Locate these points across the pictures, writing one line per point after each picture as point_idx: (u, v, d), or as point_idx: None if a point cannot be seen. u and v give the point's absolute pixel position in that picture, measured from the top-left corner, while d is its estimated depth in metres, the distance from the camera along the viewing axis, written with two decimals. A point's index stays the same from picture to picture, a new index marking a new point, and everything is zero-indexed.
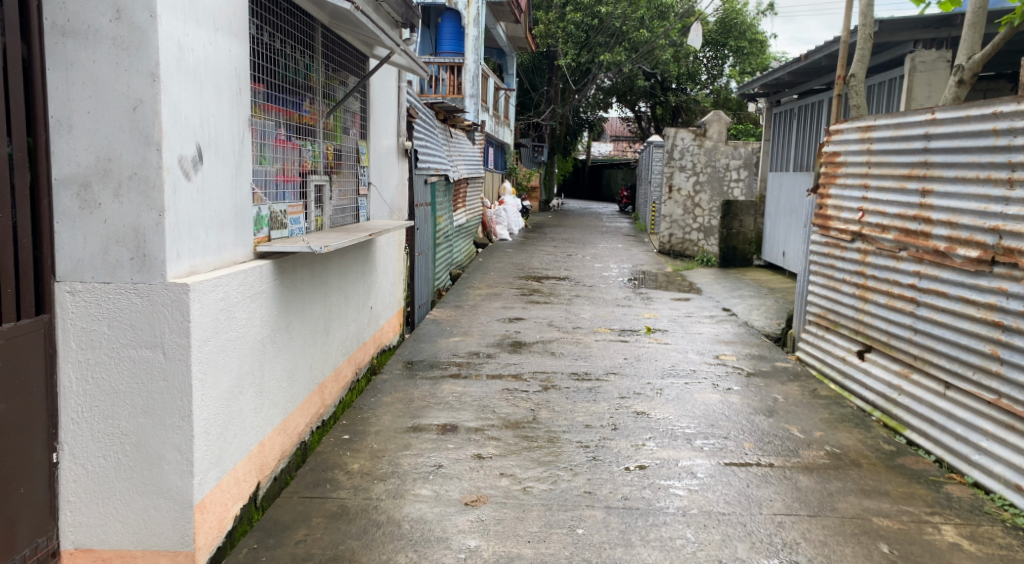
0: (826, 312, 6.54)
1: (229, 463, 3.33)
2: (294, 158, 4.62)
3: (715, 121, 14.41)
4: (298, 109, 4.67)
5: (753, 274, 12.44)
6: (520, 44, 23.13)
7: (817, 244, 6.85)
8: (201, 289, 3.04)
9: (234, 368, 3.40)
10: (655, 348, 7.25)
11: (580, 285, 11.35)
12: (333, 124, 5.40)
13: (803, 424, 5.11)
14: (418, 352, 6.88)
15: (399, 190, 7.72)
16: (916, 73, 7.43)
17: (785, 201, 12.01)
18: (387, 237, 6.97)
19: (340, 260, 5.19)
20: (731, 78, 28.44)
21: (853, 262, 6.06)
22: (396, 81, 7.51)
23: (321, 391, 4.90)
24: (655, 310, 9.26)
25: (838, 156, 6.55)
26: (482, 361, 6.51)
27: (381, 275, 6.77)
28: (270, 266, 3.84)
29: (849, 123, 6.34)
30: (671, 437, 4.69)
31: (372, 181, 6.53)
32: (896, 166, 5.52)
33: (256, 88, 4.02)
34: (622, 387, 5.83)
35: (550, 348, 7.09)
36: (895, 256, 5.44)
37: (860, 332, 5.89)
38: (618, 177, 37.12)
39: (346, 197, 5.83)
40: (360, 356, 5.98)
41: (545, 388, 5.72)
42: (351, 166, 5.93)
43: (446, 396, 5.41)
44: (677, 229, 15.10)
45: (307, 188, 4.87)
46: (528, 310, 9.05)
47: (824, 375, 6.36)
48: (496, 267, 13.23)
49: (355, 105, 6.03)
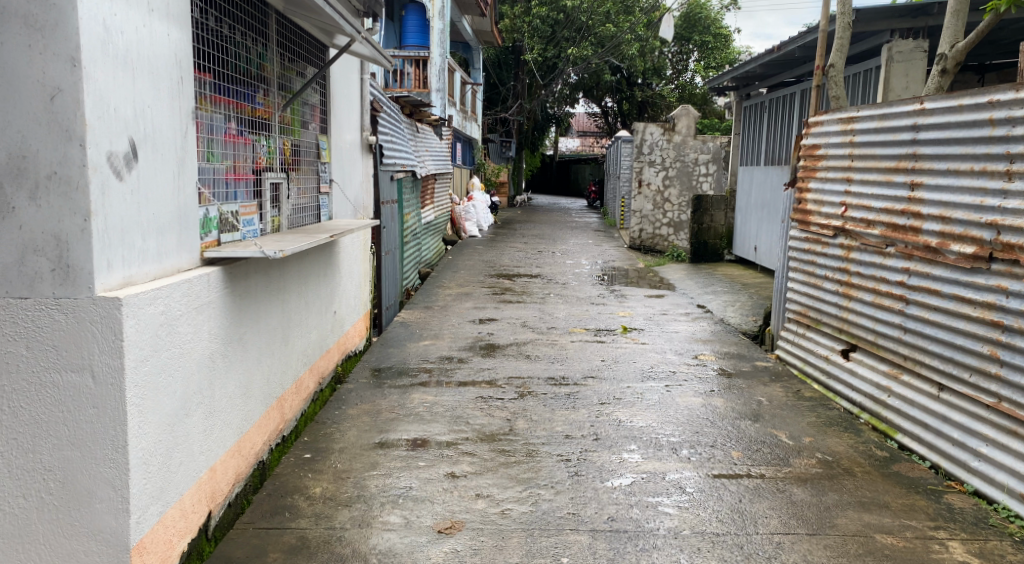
0: (807, 310, 6.33)
1: (172, 495, 3.00)
2: (247, 154, 4.27)
3: (683, 115, 14.22)
4: (252, 102, 4.32)
5: (725, 269, 12.26)
6: (486, 38, 22.82)
7: (797, 240, 6.63)
8: (136, 303, 2.70)
9: (177, 390, 3.06)
10: (632, 349, 6.99)
11: (551, 283, 11.08)
12: (290, 118, 5.05)
13: (791, 429, 4.86)
14: (385, 357, 6.54)
15: (363, 188, 7.38)
16: (893, 63, 7.23)
17: (757, 195, 11.84)
18: (351, 237, 6.63)
19: (298, 264, 4.85)
20: (697, 72, 28.41)
21: (836, 258, 5.84)
22: (358, 73, 7.17)
23: (279, 403, 4.56)
24: (630, 308, 9.01)
25: (818, 148, 6.33)
26: (453, 367, 6.20)
27: (345, 277, 6.43)
28: (218, 274, 3.52)
29: (830, 114, 6.13)
30: (656, 448, 4.43)
31: (334, 177, 6.18)
32: (881, 158, 5.31)
33: (204, 78, 3.67)
34: (601, 392, 5.55)
35: (524, 351, 6.79)
36: (882, 252, 5.22)
37: (844, 331, 5.67)
38: (586, 173, 36.99)
39: (306, 195, 5.50)
40: (322, 364, 5.65)
41: (520, 395, 5.43)
42: (310, 162, 5.59)
43: (415, 407, 5.08)
44: (647, 224, 14.81)
45: (263, 186, 4.53)
46: (500, 310, 8.75)
47: (806, 374, 6.15)
48: (465, 264, 12.91)
49: (315, 97, 5.68)
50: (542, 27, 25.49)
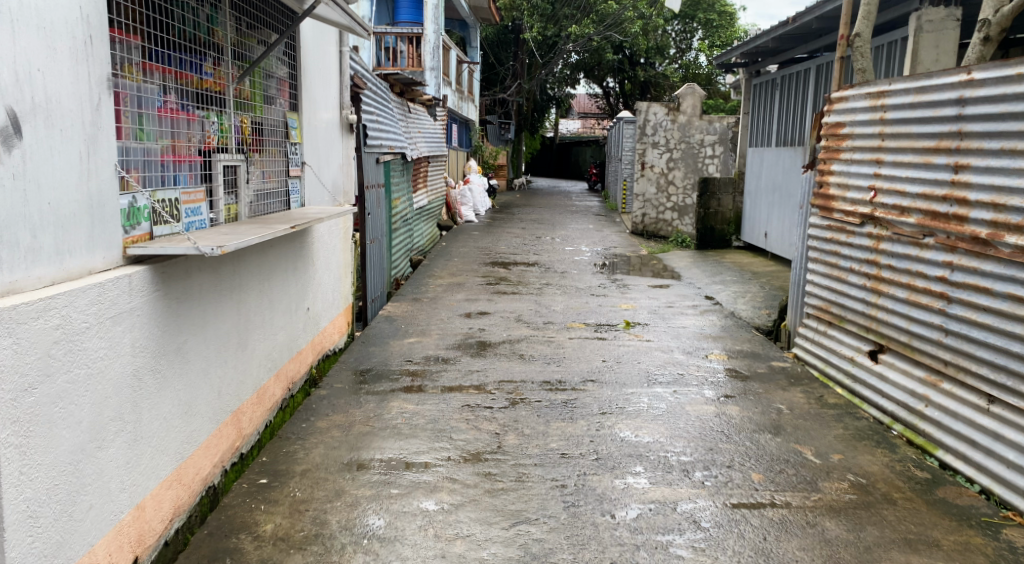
0: (829, 305, 5.76)
1: (76, 548, 2.47)
2: (191, 133, 3.72)
3: (689, 94, 13.55)
4: (197, 71, 3.77)
5: (732, 256, 11.68)
6: (483, 16, 22.19)
7: (818, 228, 6.05)
8: (14, 317, 2.20)
9: (85, 419, 2.53)
10: (636, 347, 6.42)
11: (550, 271, 10.49)
12: (250, 91, 4.48)
13: (817, 444, 4.30)
14: (366, 357, 5.95)
15: (343, 170, 6.80)
16: (922, 34, 6.64)
17: (767, 178, 11.27)
18: (329, 224, 6.06)
19: (258, 258, 4.29)
20: (701, 52, 27.73)
21: (864, 248, 5.27)
22: (338, 45, 6.57)
23: (236, 415, 4.02)
24: (633, 300, 8.44)
25: (842, 127, 5.75)
26: (440, 369, 5.63)
27: (321, 270, 5.86)
28: (145, 274, 2.96)
29: (857, 88, 5.55)
30: (666, 470, 3.88)
31: (307, 159, 5.60)
32: (917, 137, 4.74)
33: (131, 41, 3.11)
34: (602, 400, 4.99)
35: (517, 350, 6.22)
36: (917, 242, 4.65)
37: (873, 330, 5.11)
38: (587, 155, 36.36)
39: (271, 179, 4.94)
40: (292, 368, 5.09)
41: (511, 403, 4.87)
42: (276, 142, 5.02)
43: (392, 419, 4.52)
44: (651, 208, 14.25)
45: (214, 169, 3.97)
46: (493, 303, 8.17)
47: (828, 377, 5.59)
48: (459, 252, 12.33)
49: (282, 69, 5.11)
50: (542, 5, 24.79)
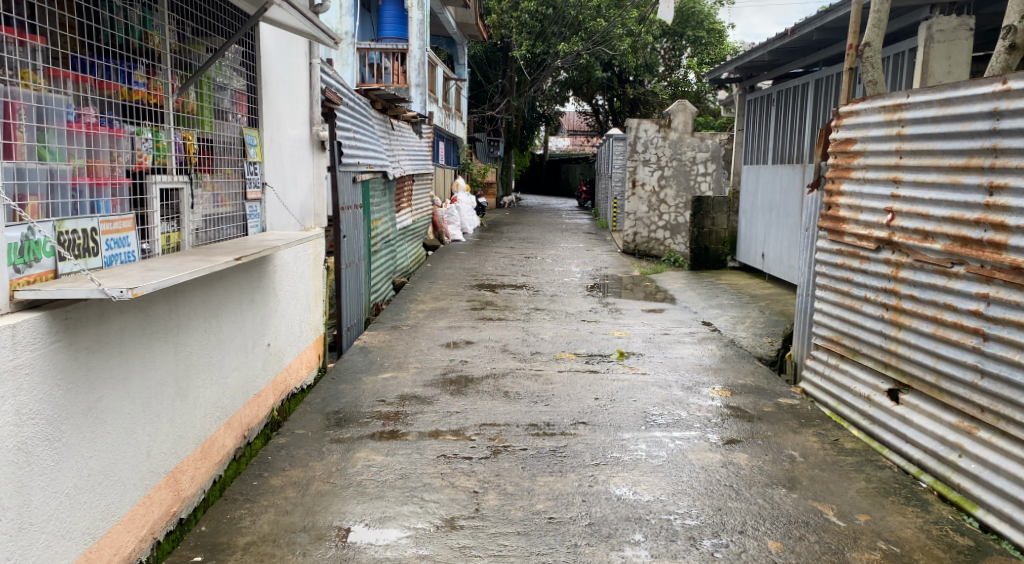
0: (840, 337, 5.27)
1: None
2: (117, 151, 3.21)
3: (680, 110, 13.11)
4: (126, 81, 3.25)
5: (728, 278, 11.22)
6: (471, 32, 21.81)
7: (826, 253, 5.57)
8: None
9: None
10: (631, 381, 5.91)
11: (539, 294, 9.99)
12: (195, 105, 3.98)
13: (840, 502, 3.81)
14: (335, 395, 5.42)
15: (314, 191, 6.29)
16: (932, 44, 6.20)
17: (764, 197, 10.82)
18: (295, 250, 5.56)
19: (203, 294, 3.78)
20: (690, 69, 27.56)
21: (881, 276, 4.80)
22: (308, 56, 6.08)
23: (175, 474, 3.49)
24: (626, 327, 7.93)
25: (852, 143, 5.29)
26: (417, 410, 5.11)
27: (285, 300, 5.35)
28: (36, 323, 2.45)
29: (870, 101, 5.10)
30: (669, 537, 3.39)
31: (269, 180, 5.09)
32: (942, 155, 4.30)
33: (32, 43, 2.62)
34: (594, 447, 4.47)
35: (501, 386, 5.70)
36: (944, 271, 4.19)
37: (893, 367, 4.62)
38: (576, 172, 36.00)
39: (224, 204, 4.43)
40: (247, 414, 4.56)
41: (493, 452, 4.35)
42: (230, 162, 4.51)
43: (357, 475, 4.01)
44: (642, 227, 13.78)
45: (147, 193, 3.47)
46: (478, 331, 7.65)
47: (841, 417, 5.09)
48: (444, 273, 11.82)
49: (237, 80, 4.60)
50: (530, 22, 24.43)
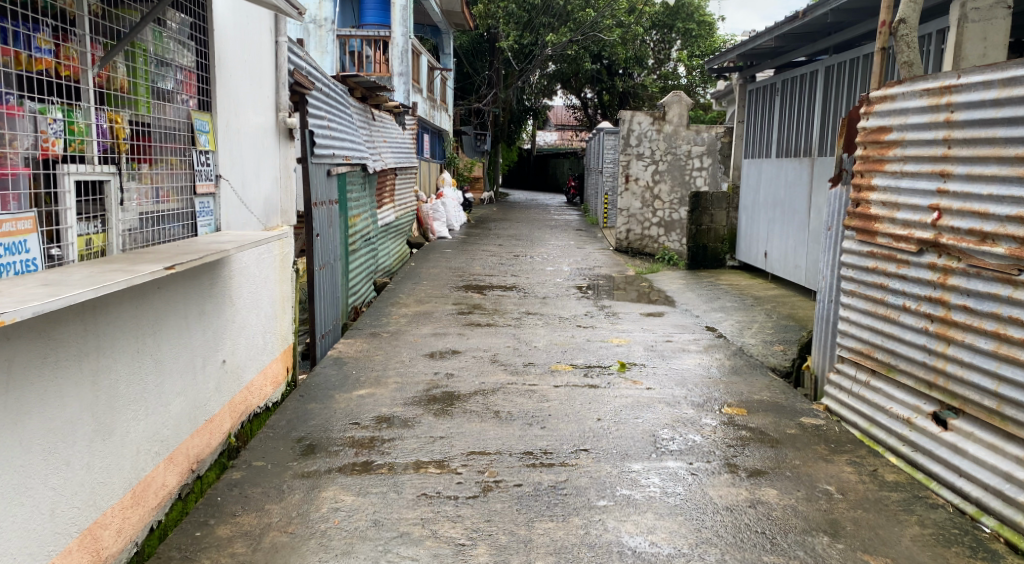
0: (871, 350, 4.67)
1: None
2: (13, 134, 2.57)
3: (675, 102, 12.50)
4: (24, 46, 2.61)
5: (728, 278, 10.63)
6: (457, 22, 21.14)
7: (853, 255, 4.97)
8: None
9: None
10: (636, 398, 5.30)
11: (529, 296, 9.37)
12: (127, 82, 3.35)
13: (896, 555, 3.27)
14: (302, 417, 4.78)
15: (281, 184, 5.64)
16: (966, 23, 5.61)
17: (766, 192, 10.24)
18: (257, 252, 4.91)
19: (130, 310, 3.15)
20: (680, 62, 27.08)
21: (924, 282, 4.21)
22: (275, 33, 5.43)
23: (93, 531, 2.85)
24: (625, 333, 7.33)
25: (887, 132, 4.69)
26: (396, 435, 4.48)
27: (244, 309, 4.70)
28: None
29: (909, 84, 4.50)
30: None
31: (224, 172, 4.44)
32: (1003, 144, 3.72)
33: None
34: (600, 481, 3.87)
35: (490, 405, 5.07)
36: (1008, 279, 3.61)
37: (939, 388, 4.03)
38: (564, 167, 35.43)
39: (168, 199, 3.79)
40: (195, 444, 3.92)
41: (482, 490, 3.73)
42: (174, 150, 3.86)
43: (321, 522, 3.38)
44: (636, 224, 13.17)
45: (59, 185, 2.83)
46: (464, 338, 7.02)
47: (875, 440, 4.50)
48: (429, 273, 11.18)
49: (184, 54, 3.95)
50: (519, 13, 23.92)
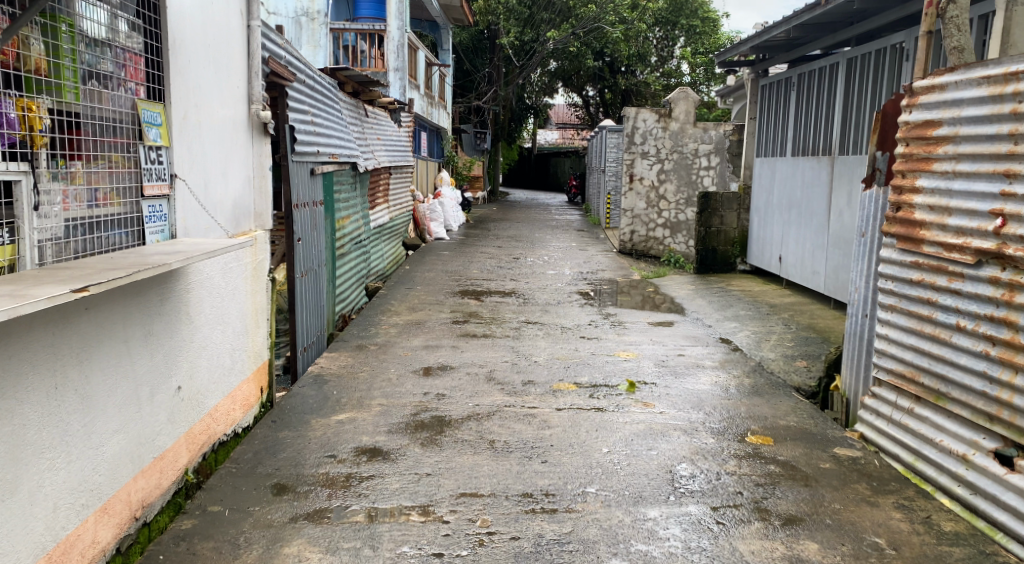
0: (915, 374, 4.10)
1: None
2: None
3: (682, 98, 11.96)
4: None
5: (740, 283, 10.09)
6: (455, 17, 20.51)
7: (892, 265, 4.41)
8: None
9: None
10: (648, 424, 4.74)
11: (529, 303, 8.80)
12: (44, 65, 2.82)
13: None
14: (273, 448, 4.23)
15: (255, 183, 5.08)
16: (1016, 6, 5.05)
17: (780, 192, 9.67)
18: (221, 260, 4.34)
19: (43, 340, 2.62)
20: (684, 59, 26.45)
21: (984, 299, 3.65)
22: (246, 16, 4.86)
23: None
24: (634, 346, 6.76)
25: (935, 127, 4.12)
26: (376, 472, 3.91)
27: (206, 324, 4.14)
28: None
29: (966, 72, 3.92)
30: None
31: (181, 170, 3.87)
32: None
33: None
34: (610, 532, 3.32)
35: (484, 434, 4.50)
36: None
37: (1003, 422, 3.47)
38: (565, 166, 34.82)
39: (107, 200, 3.25)
40: (140, 486, 3.35)
41: (473, 545, 3.18)
42: (115, 145, 3.31)
43: None
44: (640, 225, 12.59)
45: None
46: (458, 352, 6.46)
47: (923, 478, 3.94)
48: (424, 277, 10.60)
49: (128, 33, 3.39)
50: (519, 8, 23.18)
